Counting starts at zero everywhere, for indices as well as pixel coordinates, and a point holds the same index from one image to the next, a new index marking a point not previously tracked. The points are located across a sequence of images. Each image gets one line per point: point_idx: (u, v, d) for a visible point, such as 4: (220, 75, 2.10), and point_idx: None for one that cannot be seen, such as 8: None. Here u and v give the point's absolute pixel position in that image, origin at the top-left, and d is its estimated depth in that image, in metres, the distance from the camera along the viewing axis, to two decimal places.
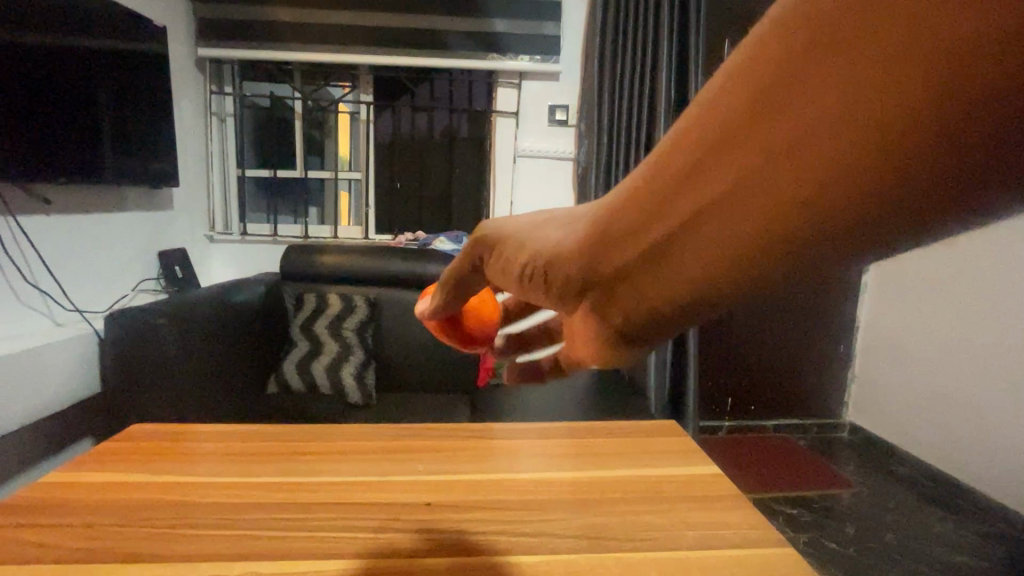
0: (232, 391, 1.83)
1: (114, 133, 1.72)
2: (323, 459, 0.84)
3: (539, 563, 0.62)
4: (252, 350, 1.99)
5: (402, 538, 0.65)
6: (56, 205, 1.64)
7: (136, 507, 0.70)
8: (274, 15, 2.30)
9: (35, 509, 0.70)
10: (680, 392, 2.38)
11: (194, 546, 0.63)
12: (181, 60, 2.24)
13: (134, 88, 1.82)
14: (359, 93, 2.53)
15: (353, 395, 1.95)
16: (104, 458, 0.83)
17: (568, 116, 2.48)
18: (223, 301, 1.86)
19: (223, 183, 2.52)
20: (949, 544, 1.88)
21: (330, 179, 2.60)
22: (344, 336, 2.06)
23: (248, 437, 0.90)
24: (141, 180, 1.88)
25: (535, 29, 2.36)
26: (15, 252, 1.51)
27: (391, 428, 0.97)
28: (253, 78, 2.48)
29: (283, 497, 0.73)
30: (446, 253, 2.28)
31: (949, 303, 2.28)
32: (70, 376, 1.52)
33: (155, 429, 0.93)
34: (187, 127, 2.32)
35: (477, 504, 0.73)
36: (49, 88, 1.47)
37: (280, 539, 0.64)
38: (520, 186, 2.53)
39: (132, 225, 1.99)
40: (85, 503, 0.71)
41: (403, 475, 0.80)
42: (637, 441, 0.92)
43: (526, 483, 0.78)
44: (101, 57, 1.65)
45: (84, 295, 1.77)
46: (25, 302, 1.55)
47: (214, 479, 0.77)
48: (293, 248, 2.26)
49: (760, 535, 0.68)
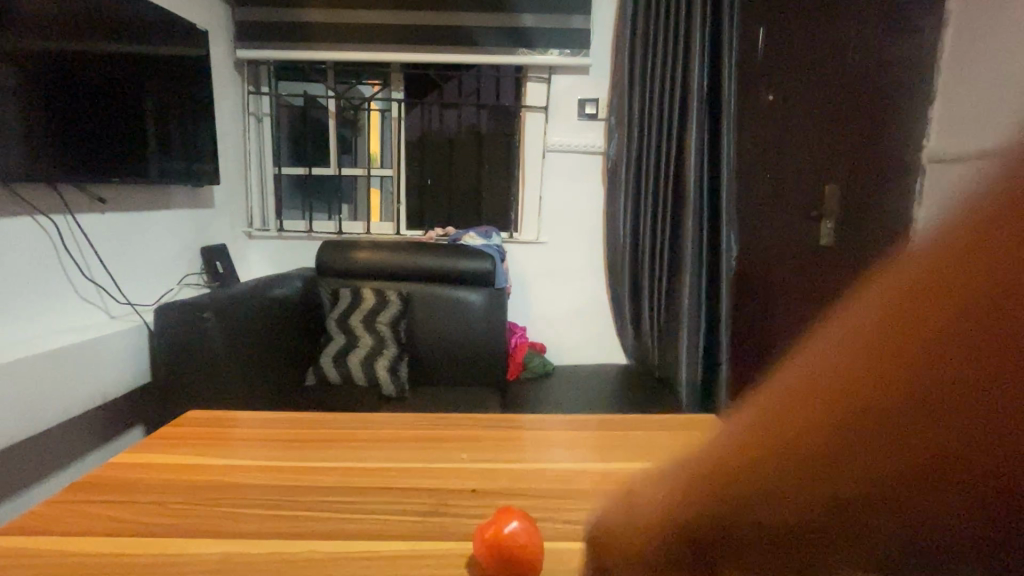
0: (272, 381, 1.90)
1: (160, 135, 1.79)
2: (371, 445, 0.88)
3: (585, 548, 0.65)
4: (292, 343, 2.06)
5: (455, 524, 0.67)
6: (109, 203, 1.73)
7: (194, 486, 0.74)
8: (308, 16, 2.35)
9: (109, 486, 0.75)
10: (714, 386, 2.37)
11: (253, 524, 0.66)
12: (221, 62, 2.32)
13: (180, 90, 1.90)
14: (390, 91, 2.56)
15: (387, 387, 1.97)
16: (167, 441, 0.88)
17: (597, 109, 2.45)
18: (264, 295, 1.93)
19: (261, 182, 2.60)
20: None
21: (363, 176, 2.64)
22: (378, 330, 2.10)
23: (297, 425, 0.95)
24: (185, 179, 1.95)
25: (562, 22, 2.34)
26: (73, 247, 1.60)
27: (431, 417, 1.00)
28: (288, 78, 2.56)
29: (334, 480, 0.76)
30: (477, 249, 2.29)
31: None
32: (125, 365, 1.61)
33: (205, 415, 0.99)
34: (226, 127, 2.39)
35: (522, 491, 0.75)
36: (102, 94, 1.55)
37: (334, 519, 0.67)
38: (549, 180, 2.53)
39: (176, 220, 2.07)
40: (152, 482, 0.76)
41: (448, 463, 0.83)
42: (675, 433, 0.93)
43: (566, 474, 0.80)
44: (146, 60, 1.71)
45: (136, 289, 1.86)
46: (83, 296, 1.64)
47: (267, 462, 0.82)
48: (329, 244, 2.30)
49: None
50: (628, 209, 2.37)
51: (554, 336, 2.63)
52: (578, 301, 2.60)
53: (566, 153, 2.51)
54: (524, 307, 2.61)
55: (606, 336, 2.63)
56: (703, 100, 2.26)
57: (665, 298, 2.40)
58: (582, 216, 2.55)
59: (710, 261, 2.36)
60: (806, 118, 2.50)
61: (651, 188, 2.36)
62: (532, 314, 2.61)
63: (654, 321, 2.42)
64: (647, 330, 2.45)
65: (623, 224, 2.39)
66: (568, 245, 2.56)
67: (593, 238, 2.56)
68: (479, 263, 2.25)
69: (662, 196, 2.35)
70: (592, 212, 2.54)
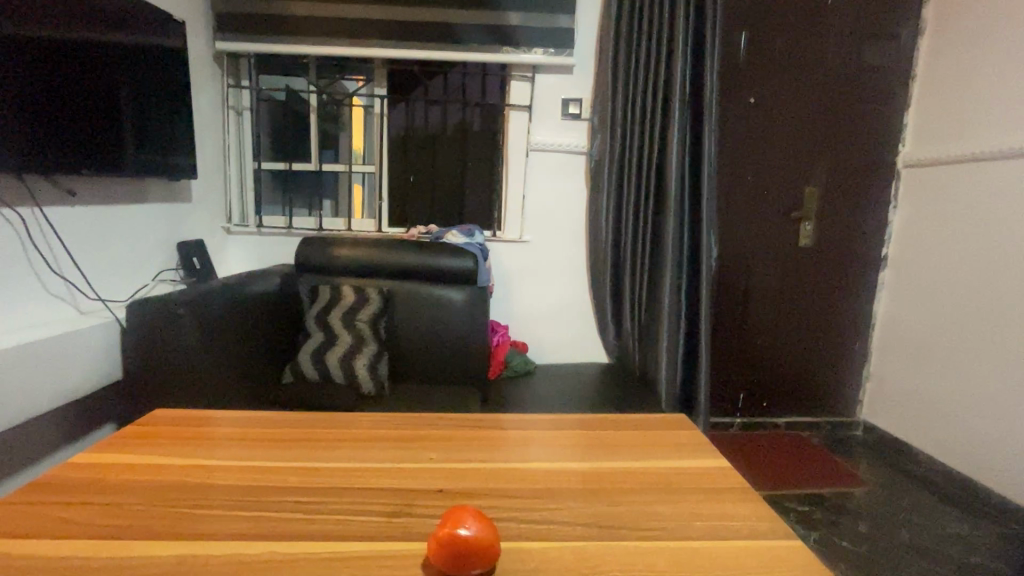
0: (248, 378, 1.87)
1: (135, 126, 1.75)
2: (340, 446, 0.88)
3: (548, 548, 0.65)
4: (269, 340, 2.03)
5: (413, 523, 0.69)
6: (81, 196, 1.69)
7: (156, 487, 0.75)
8: (289, 9, 2.31)
9: (72, 487, 0.75)
10: (692, 386, 2.40)
11: (216, 526, 0.67)
12: (198, 53, 2.27)
13: (156, 82, 1.85)
14: (373, 86, 2.53)
15: (366, 386, 1.99)
16: (133, 441, 0.88)
17: (581, 109, 2.47)
18: (240, 292, 1.89)
19: (240, 176, 2.56)
20: (964, 544, 1.86)
21: (344, 172, 2.61)
22: (357, 328, 2.08)
23: (267, 424, 0.95)
24: (162, 173, 1.90)
25: (548, 22, 2.34)
26: (42, 243, 1.56)
27: (404, 417, 1.01)
28: (269, 71, 2.52)
29: (300, 482, 0.77)
30: (459, 247, 2.27)
31: (968, 300, 2.23)
32: (95, 362, 1.57)
33: (176, 414, 0.98)
34: (204, 120, 2.34)
35: (488, 490, 0.76)
36: (73, 84, 1.50)
37: (297, 520, 0.69)
38: (532, 179, 2.53)
39: (151, 215, 2.02)
40: (114, 483, 0.76)
41: (418, 462, 0.84)
42: (646, 435, 0.95)
43: (537, 472, 0.82)
44: (122, 51, 1.67)
45: (108, 285, 1.82)
46: (52, 292, 1.60)
47: (232, 461, 0.82)
48: (309, 240, 2.26)
49: (768, 526, 0.70)
50: (610, 209, 2.39)
51: (535, 334, 2.63)
52: (559, 299, 2.60)
53: (549, 152, 2.50)
54: (507, 306, 2.60)
55: (588, 335, 2.64)
56: (685, 102, 2.26)
57: (646, 298, 2.42)
58: (565, 215, 2.55)
59: (691, 261, 2.38)
60: (787, 121, 2.52)
61: (633, 188, 2.37)
62: (514, 312, 2.61)
63: (635, 320, 2.44)
64: (628, 329, 2.46)
65: (605, 224, 2.41)
66: (551, 245, 2.57)
67: (575, 238, 2.57)
68: (460, 261, 2.24)
69: (644, 196, 2.36)
70: (575, 212, 2.55)
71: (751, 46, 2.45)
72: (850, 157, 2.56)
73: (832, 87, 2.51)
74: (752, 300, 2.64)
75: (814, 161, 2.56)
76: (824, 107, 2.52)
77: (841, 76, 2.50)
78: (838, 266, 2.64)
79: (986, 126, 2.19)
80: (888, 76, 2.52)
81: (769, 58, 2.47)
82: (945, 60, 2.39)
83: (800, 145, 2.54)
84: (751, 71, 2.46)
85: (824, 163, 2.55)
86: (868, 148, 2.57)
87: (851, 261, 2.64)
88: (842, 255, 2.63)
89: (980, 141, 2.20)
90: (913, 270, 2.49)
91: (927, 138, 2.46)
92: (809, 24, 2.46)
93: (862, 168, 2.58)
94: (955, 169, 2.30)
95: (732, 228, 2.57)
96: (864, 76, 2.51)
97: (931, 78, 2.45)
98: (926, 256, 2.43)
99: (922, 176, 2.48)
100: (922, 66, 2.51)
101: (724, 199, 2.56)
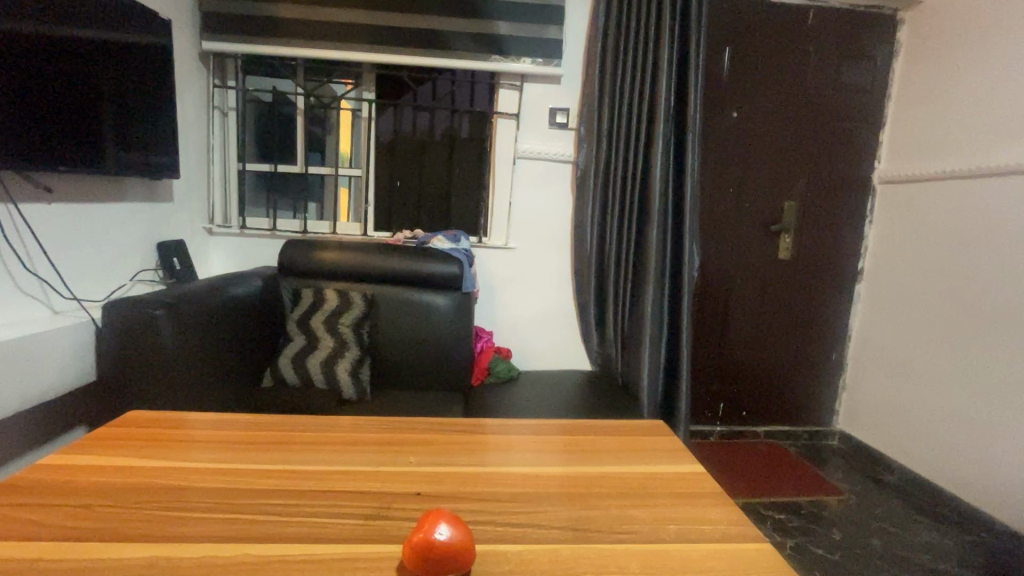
0: (228, 381, 1.84)
1: (116, 124, 1.72)
2: (320, 449, 0.88)
3: (524, 551, 0.66)
4: (250, 344, 2.01)
5: (390, 526, 0.69)
6: (57, 193, 1.66)
7: (129, 489, 0.74)
8: (278, 11, 2.29)
9: (40, 489, 0.73)
10: (673, 395, 2.43)
11: (193, 528, 0.67)
12: (183, 51, 2.25)
13: (141, 81, 1.84)
14: (362, 90, 2.52)
15: (348, 391, 1.97)
16: (107, 442, 0.87)
17: (568, 118, 2.50)
18: (221, 294, 1.86)
19: (224, 176, 2.53)
20: (933, 551, 1.91)
21: (330, 176, 2.60)
22: (340, 332, 2.07)
23: (246, 428, 0.94)
24: (142, 172, 1.88)
25: (537, 33, 2.37)
26: (15, 240, 1.53)
27: (385, 420, 1.01)
28: (256, 72, 2.50)
29: (276, 484, 0.77)
30: (444, 253, 2.27)
31: (941, 313, 2.29)
32: (65, 362, 1.52)
33: (153, 416, 0.97)
34: (189, 119, 2.32)
35: (468, 494, 0.77)
36: (56, 80, 1.49)
37: (275, 523, 0.69)
38: (519, 187, 2.54)
39: (131, 215, 1.99)
40: (86, 485, 0.75)
41: (397, 466, 0.84)
42: (625, 441, 0.97)
43: (517, 476, 0.82)
44: (107, 48, 1.66)
45: (83, 284, 1.78)
46: (24, 290, 1.56)
47: (207, 463, 0.81)
48: (294, 242, 2.25)
49: (740, 530, 0.72)
50: (596, 218, 2.41)
51: (519, 341, 2.64)
52: (543, 305, 2.62)
53: (536, 160, 2.53)
54: (491, 312, 2.61)
55: (572, 343, 2.66)
56: (670, 115, 2.30)
57: (630, 308, 2.44)
58: (551, 223, 2.57)
59: (674, 270, 2.41)
60: (770, 136, 2.58)
61: (619, 198, 2.40)
62: (498, 318, 2.62)
63: (618, 328, 2.46)
64: (612, 337, 2.48)
65: (590, 232, 2.44)
66: (536, 253, 2.58)
67: (561, 245, 2.58)
68: (445, 267, 2.23)
69: (629, 203, 2.40)
70: (560, 220, 2.57)
71: (733, 62, 2.51)
72: (829, 173, 2.63)
73: (812, 104, 2.58)
74: (732, 310, 2.68)
75: (794, 175, 2.62)
76: (804, 122, 2.59)
77: (822, 94, 2.58)
78: (817, 279, 2.70)
79: (958, 145, 2.26)
80: (865, 95, 2.60)
81: (751, 74, 2.53)
82: (920, 81, 2.47)
83: (780, 159, 2.60)
84: (734, 87, 2.53)
85: (804, 178, 2.62)
86: (846, 165, 2.64)
87: (829, 272, 2.70)
88: (821, 268, 2.70)
89: (951, 161, 2.28)
90: (889, 283, 2.56)
91: (902, 156, 2.53)
92: (790, 43, 2.53)
93: (840, 184, 2.65)
94: (929, 186, 2.38)
95: (714, 239, 2.62)
96: (843, 94, 2.58)
97: (905, 98, 2.54)
98: (899, 270, 2.50)
99: (897, 192, 2.55)
100: (897, 87, 2.60)
101: (706, 210, 2.60)
